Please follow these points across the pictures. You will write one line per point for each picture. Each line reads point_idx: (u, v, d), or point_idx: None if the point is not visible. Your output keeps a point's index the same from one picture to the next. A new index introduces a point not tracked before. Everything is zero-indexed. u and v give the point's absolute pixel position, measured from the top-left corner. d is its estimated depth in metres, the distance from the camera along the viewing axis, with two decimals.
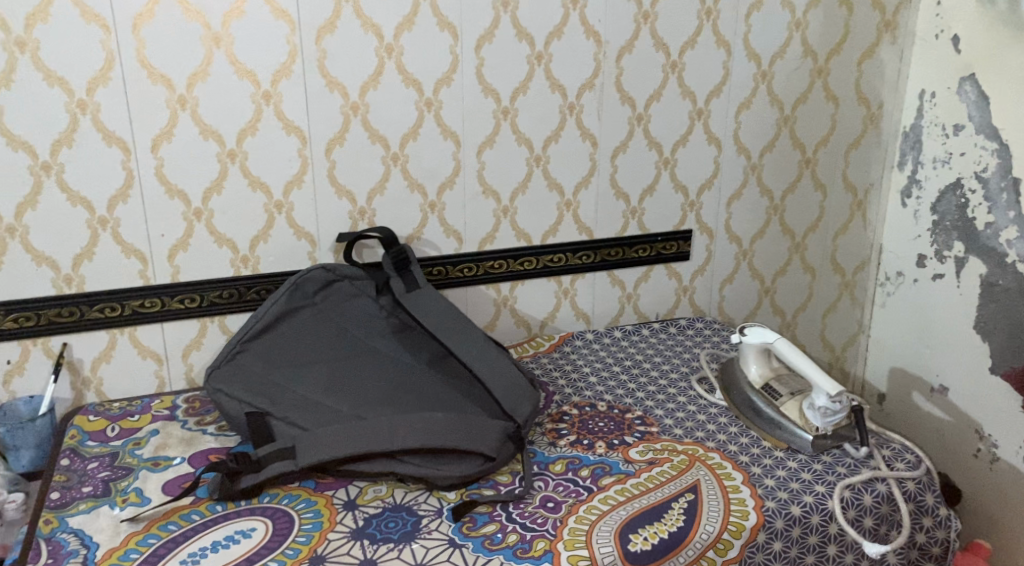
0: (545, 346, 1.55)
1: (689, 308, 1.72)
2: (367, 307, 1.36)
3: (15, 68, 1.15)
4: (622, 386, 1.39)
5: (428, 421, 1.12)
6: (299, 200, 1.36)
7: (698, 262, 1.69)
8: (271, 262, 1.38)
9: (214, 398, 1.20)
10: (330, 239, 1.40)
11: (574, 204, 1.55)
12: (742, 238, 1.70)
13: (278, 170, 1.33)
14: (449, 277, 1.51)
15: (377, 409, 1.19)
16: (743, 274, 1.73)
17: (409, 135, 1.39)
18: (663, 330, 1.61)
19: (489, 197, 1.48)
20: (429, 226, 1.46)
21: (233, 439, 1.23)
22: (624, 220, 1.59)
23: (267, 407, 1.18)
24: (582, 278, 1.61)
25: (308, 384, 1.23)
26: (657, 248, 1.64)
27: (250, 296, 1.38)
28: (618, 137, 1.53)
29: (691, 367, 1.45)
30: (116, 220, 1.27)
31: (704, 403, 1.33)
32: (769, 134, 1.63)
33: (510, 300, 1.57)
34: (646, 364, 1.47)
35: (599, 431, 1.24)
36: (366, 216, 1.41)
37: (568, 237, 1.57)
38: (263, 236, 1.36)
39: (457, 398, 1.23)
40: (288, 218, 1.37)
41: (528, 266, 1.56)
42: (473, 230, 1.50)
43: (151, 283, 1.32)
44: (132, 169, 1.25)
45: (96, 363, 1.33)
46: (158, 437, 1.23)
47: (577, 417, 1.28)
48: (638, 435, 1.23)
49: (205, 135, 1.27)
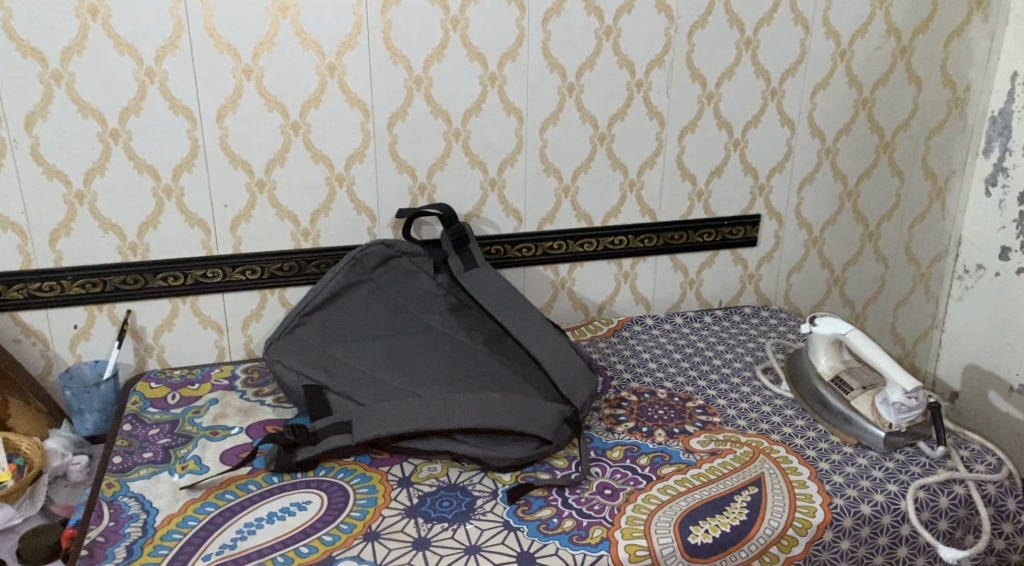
0: (604, 330, 1.51)
1: (754, 296, 1.66)
2: (425, 285, 1.34)
3: (87, 35, 1.16)
4: (683, 373, 1.35)
5: (484, 401, 1.10)
6: (360, 174, 1.35)
7: (765, 249, 1.63)
8: (331, 236, 1.38)
9: (272, 369, 1.20)
10: (389, 214, 1.39)
11: (638, 185, 1.50)
12: (812, 225, 1.63)
13: (340, 144, 1.32)
14: (508, 256, 1.48)
15: (433, 388, 1.17)
16: (812, 262, 1.67)
17: (472, 110, 1.37)
18: (726, 317, 1.56)
19: (550, 175, 1.45)
20: (489, 204, 1.44)
21: (290, 411, 1.23)
22: (689, 203, 1.54)
23: (324, 380, 1.18)
24: (643, 262, 1.56)
25: (365, 361, 1.22)
26: (723, 232, 1.58)
27: (309, 270, 1.38)
28: (687, 116, 1.47)
29: (756, 356, 1.40)
30: (181, 189, 1.28)
31: (769, 394, 1.28)
32: (846, 117, 1.56)
33: (568, 282, 1.54)
34: (708, 352, 1.42)
35: (660, 419, 1.20)
36: (426, 191, 1.40)
37: (630, 219, 1.52)
38: (323, 209, 1.36)
39: (513, 380, 1.21)
40: (348, 192, 1.36)
41: (588, 248, 1.52)
42: (534, 209, 1.47)
43: (213, 253, 1.33)
44: (198, 138, 1.26)
45: (159, 331, 1.34)
46: (217, 406, 1.24)
47: (636, 403, 1.25)
48: (699, 425, 1.19)
49: (270, 106, 1.27)
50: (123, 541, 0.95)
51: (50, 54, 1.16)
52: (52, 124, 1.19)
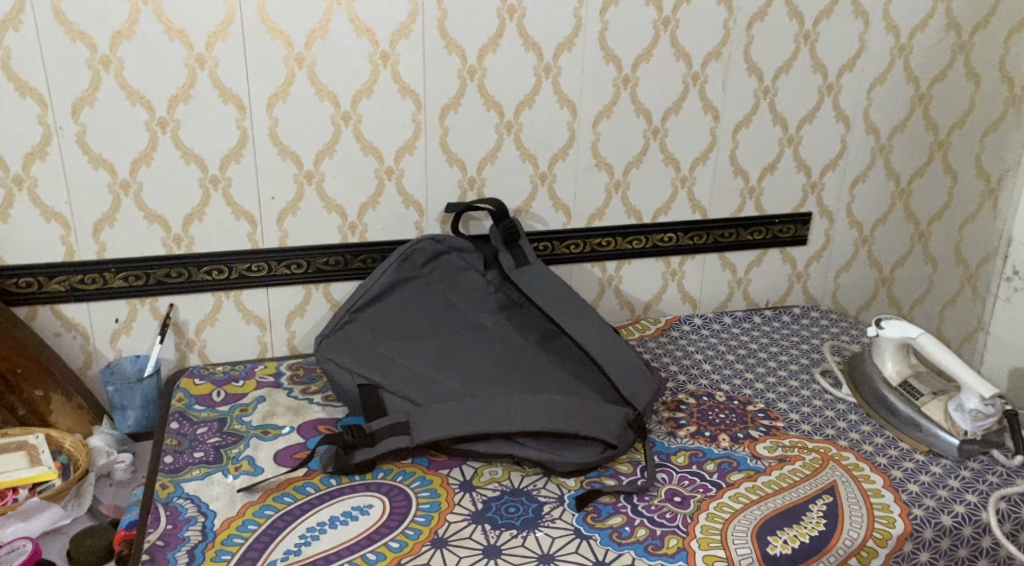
0: (652, 329, 1.48)
1: (801, 296, 1.63)
2: (476, 282, 1.31)
3: (137, 19, 1.12)
4: (739, 376, 1.32)
5: (547, 403, 1.07)
6: (409, 166, 1.31)
7: (815, 247, 1.59)
8: (379, 230, 1.34)
9: (324, 367, 1.17)
10: (438, 209, 1.36)
11: (690, 180, 1.47)
12: (863, 224, 1.60)
13: (390, 136, 1.29)
14: (556, 253, 1.45)
15: (490, 388, 1.14)
16: (860, 261, 1.63)
17: (525, 102, 1.33)
18: (775, 318, 1.53)
19: (602, 170, 1.42)
20: (539, 199, 1.40)
21: (340, 410, 1.20)
22: (741, 200, 1.51)
23: (378, 378, 1.14)
24: (691, 260, 1.53)
25: (418, 360, 1.19)
26: (773, 231, 1.55)
27: (355, 264, 1.35)
28: (742, 111, 1.44)
29: (812, 359, 1.37)
30: (228, 180, 1.24)
31: (830, 399, 1.25)
32: (902, 113, 1.52)
33: (615, 280, 1.50)
34: (762, 354, 1.39)
35: (722, 423, 1.17)
36: (475, 185, 1.36)
37: (681, 216, 1.49)
38: (371, 203, 1.32)
39: (571, 380, 1.18)
40: (397, 185, 1.32)
41: (636, 246, 1.49)
42: (584, 205, 1.43)
43: (259, 247, 1.29)
44: (247, 127, 1.22)
45: (201, 326, 1.31)
46: (265, 405, 1.20)
47: (695, 406, 1.21)
48: (763, 430, 1.16)
49: (321, 95, 1.23)
50: (184, 546, 0.91)
51: (99, 39, 1.12)
52: (98, 112, 1.15)
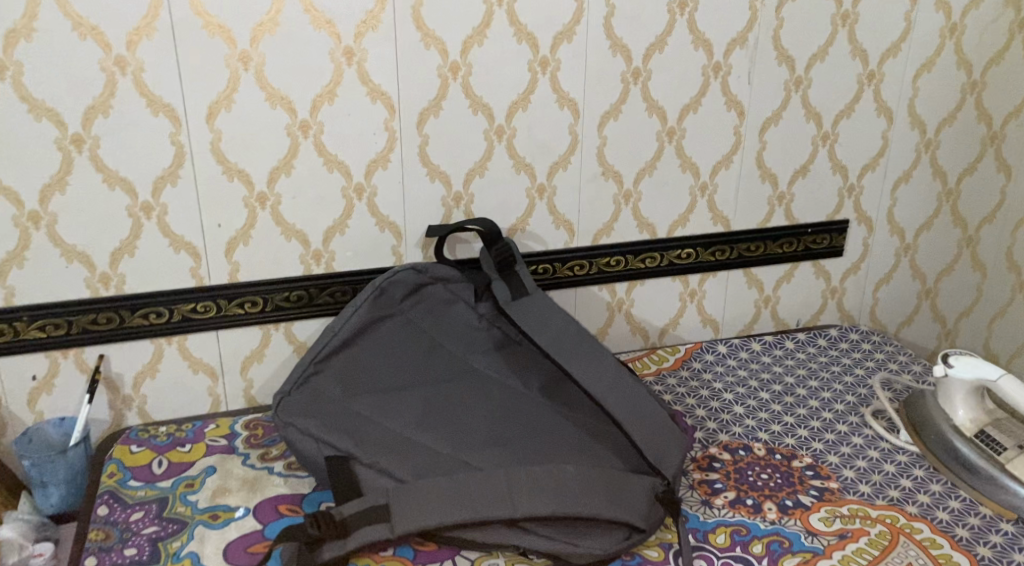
0: (670, 362, 1.29)
1: (836, 313, 1.47)
2: (466, 317, 1.11)
3: (38, 14, 0.90)
4: (778, 421, 1.12)
5: (557, 477, 0.88)
6: (383, 183, 1.11)
7: (851, 259, 1.43)
8: (348, 258, 1.13)
9: (283, 434, 0.96)
10: (418, 232, 1.15)
11: (711, 187, 1.28)
12: (905, 231, 1.43)
13: (359, 148, 1.08)
14: (558, 276, 1.25)
15: (486, 455, 0.94)
16: (902, 272, 1.47)
17: (519, 103, 1.12)
18: (810, 342, 1.35)
19: (609, 179, 1.22)
20: (536, 214, 1.20)
21: (306, 482, 1.00)
22: (769, 207, 1.33)
23: (350, 447, 0.94)
24: (712, 278, 1.35)
25: (398, 420, 0.99)
26: (805, 242, 1.37)
27: (322, 300, 1.14)
28: (771, 107, 1.25)
29: (858, 396, 1.18)
30: (163, 207, 1.03)
31: (887, 447, 1.06)
32: (951, 104, 1.34)
33: (625, 304, 1.31)
34: (800, 391, 1.20)
35: (765, 487, 0.97)
36: (462, 202, 1.15)
37: (700, 228, 1.30)
38: (339, 227, 1.11)
39: (583, 439, 0.98)
40: (369, 205, 1.11)
41: (650, 264, 1.30)
42: (589, 221, 1.23)
43: (204, 284, 1.08)
44: (183, 143, 1.00)
45: (139, 379, 1.10)
46: (215, 478, 1.00)
47: (731, 464, 1.02)
48: (815, 494, 0.96)
49: (273, 102, 1.02)
50: None
51: None
52: None
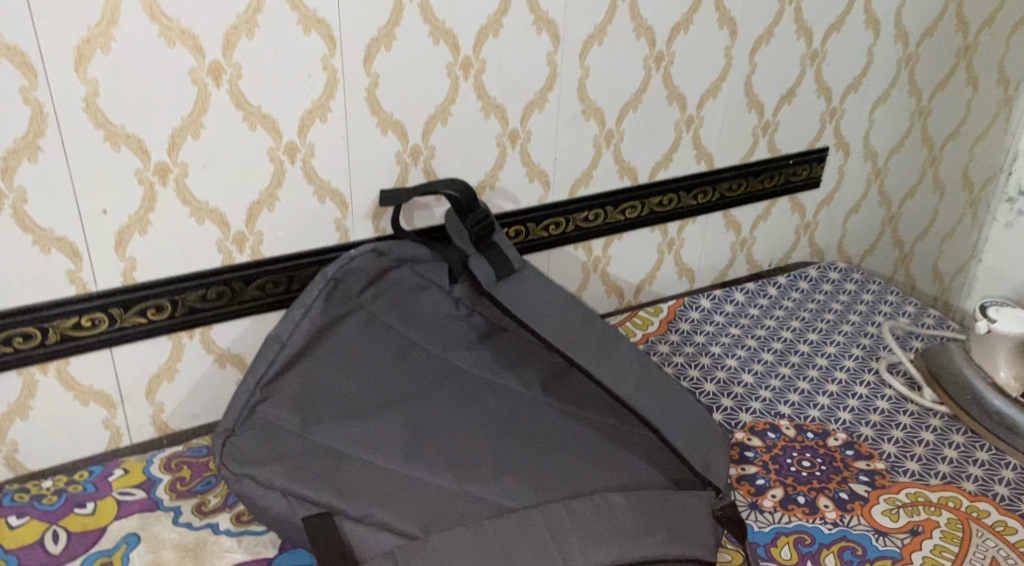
0: (656, 327, 1.13)
1: (808, 249, 1.37)
2: (442, 306, 0.90)
3: None
4: (793, 389, 1.01)
5: (609, 517, 0.71)
6: (321, 140, 0.85)
7: (826, 190, 1.32)
8: (281, 239, 0.88)
9: (236, 490, 0.74)
10: (367, 200, 0.91)
11: (697, 121, 1.10)
12: (878, 154, 1.35)
13: (288, 96, 0.81)
14: (531, 239, 1.05)
15: (503, 487, 0.76)
16: (871, 200, 1.40)
17: (489, 28, 0.88)
18: (793, 286, 1.24)
19: (590, 118, 1.01)
20: (508, 167, 0.98)
21: (267, 541, 0.77)
22: (753, 138, 1.17)
23: (330, 499, 0.73)
24: (692, 224, 1.19)
25: (382, 450, 0.78)
26: (786, 175, 1.24)
27: (249, 296, 0.88)
28: (763, 23, 1.08)
29: (865, 350, 1.09)
30: (20, 192, 0.73)
31: (916, 410, 0.97)
32: (934, 14, 1.24)
33: (602, 262, 1.13)
34: (804, 348, 1.09)
35: (812, 477, 0.86)
36: (421, 157, 0.92)
37: (684, 168, 1.13)
38: (267, 200, 0.85)
39: (612, 450, 0.81)
40: (305, 169, 0.86)
41: (630, 215, 1.12)
42: (566, 169, 1.03)
43: (89, 290, 0.80)
44: (43, 102, 0.70)
45: (5, 424, 0.81)
46: (141, 550, 0.75)
47: (765, 452, 0.89)
48: (867, 480, 0.86)
49: (169, 38, 0.73)
50: None
51: None
52: None
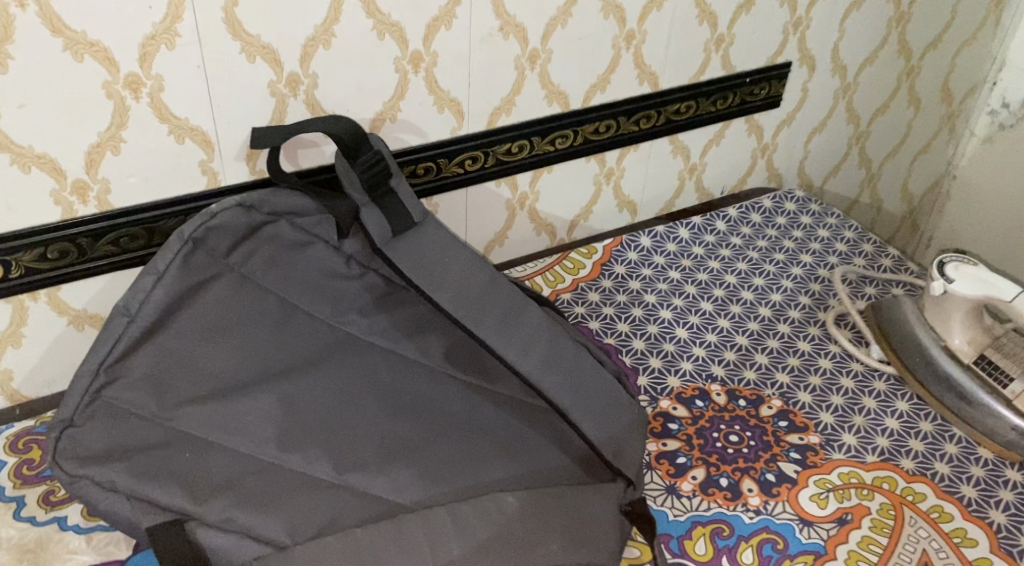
0: (587, 270, 1.03)
1: (765, 173, 1.25)
2: (329, 263, 0.79)
3: None
4: (729, 345, 0.92)
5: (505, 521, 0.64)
6: (169, 71, 0.70)
7: (788, 109, 1.18)
8: (134, 186, 0.74)
9: (75, 492, 0.64)
10: (238, 139, 0.77)
11: (639, 37, 0.95)
12: (848, 68, 1.20)
13: (118, 17, 0.65)
14: (443, 175, 0.92)
15: (388, 479, 0.68)
16: (837, 118, 1.26)
17: None
18: (743, 221, 1.13)
19: (509, 37, 0.86)
20: (410, 96, 0.84)
21: (121, 540, 0.68)
22: (705, 54, 1.02)
23: (182, 502, 0.63)
24: (633, 152, 1.07)
25: (251, 438, 0.69)
26: (742, 95, 1.10)
27: (102, 251, 0.76)
28: None
29: (813, 298, 1.00)
30: None
31: (860, 371, 0.89)
32: None
33: (530, 198, 1.02)
34: (747, 296, 1.00)
35: (739, 456, 0.78)
36: (301, 88, 0.77)
37: (624, 91, 0.99)
38: (110, 142, 0.71)
39: (518, 433, 0.74)
40: (153, 105, 0.71)
41: (561, 146, 0.99)
42: (482, 97, 0.89)
43: None
44: None
45: None
46: None
47: (691, 424, 0.81)
48: (797, 458, 0.78)
49: None
50: None
51: None
52: None
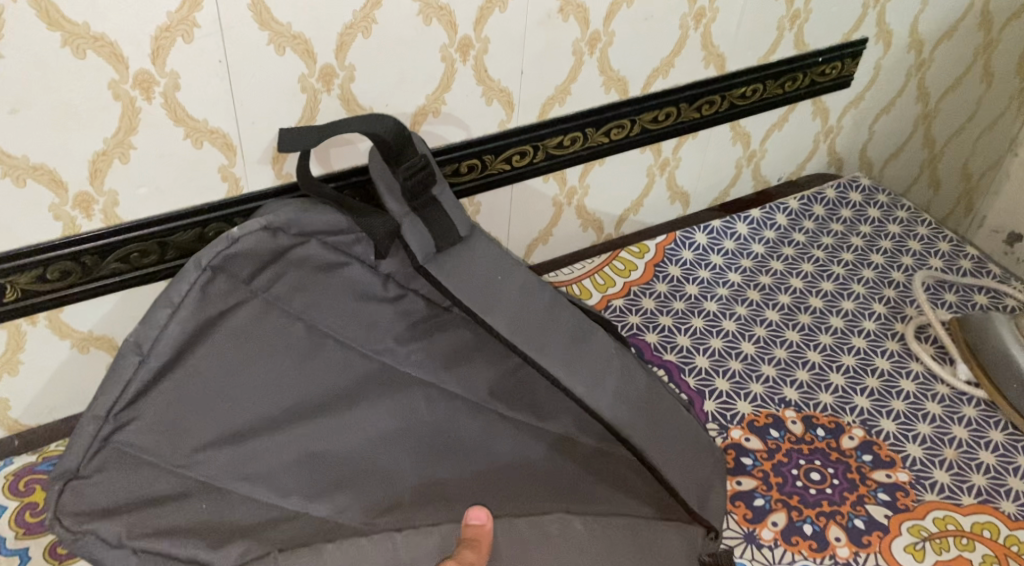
0: (640, 272, 0.94)
1: (825, 158, 1.15)
2: (366, 281, 0.69)
3: None
4: (801, 362, 0.84)
5: (565, 551, 0.60)
6: (186, 67, 0.59)
7: (857, 89, 1.08)
8: (145, 197, 0.64)
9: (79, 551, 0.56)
10: (264, 141, 0.67)
11: (710, 15, 0.85)
12: (924, 43, 1.09)
13: (128, 5, 0.55)
14: (487, 172, 0.82)
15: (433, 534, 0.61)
16: (907, 96, 1.15)
17: None
18: (805, 214, 1.04)
19: (570, 18, 0.75)
20: (457, 87, 0.73)
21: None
22: (778, 32, 0.92)
23: (197, 551, 0.57)
24: (691, 140, 0.97)
25: (280, 488, 0.64)
26: (812, 75, 1.00)
27: (109, 270, 0.66)
28: None
29: (889, 306, 0.91)
30: None
31: (948, 393, 0.81)
32: None
33: (579, 193, 0.92)
34: (816, 303, 0.91)
35: (822, 497, 0.71)
36: (336, 83, 0.67)
37: (688, 75, 0.89)
38: (118, 149, 0.61)
39: (569, 485, 0.68)
40: (168, 106, 0.61)
41: (616, 137, 0.89)
42: (536, 86, 0.78)
43: None
44: None
45: None
46: None
47: (766, 459, 0.74)
48: (887, 500, 0.71)
49: None
50: None
51: None
52: None
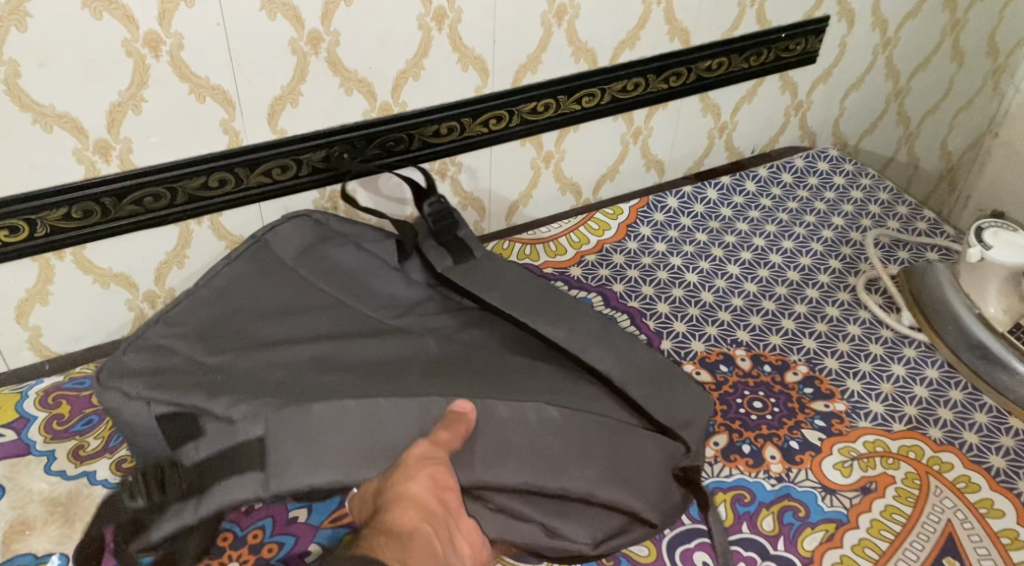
0: (613, 232, 1.01)
1: (798, 132, 1.21)
2: None
3: None
4: (755, 310, 0.91)
5: (535, 433, 0.64)
6: (190, 29, 0.69)
7: (824, 65, 1.14)
8: (156, 145, 0.73)
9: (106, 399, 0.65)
10: (259, 98, 0.76)
11: None
12: (888, 21, 1.15)
13: None
14: (465, 134, 0.90)
15: (416, 402, 0.65)
16: (876, 73, 1.21)
17: None
18: (774, 181, 1.11)
19: None
20: (434, 54, 0.82)
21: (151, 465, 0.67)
22: (739, 9, 0.99)
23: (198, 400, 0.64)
24: (661, 111, 1.04)
25: (287, 372, 0.68)
26: (776, 50, 1.07)
27: (125, 212, 0.75)
28: None
29: (844, 262, 0.97)
30: None
31: (891, 336, 0.88)
32: None
33: (555, 158, 1.00)
34: (775, 259, 0.98)
35: (762, 422, 0.78)
36: (323, 47, 0.75)
37: (654, 47, 0.96)
38: (132, 102, 0.70)
39: (561, 387, 0.70)
40: (174, 64, 0.70)
41: (587, 105, 0.96)
42: (508, 54, 0.86)
43: None
44: None
45: None
46: (7, 506, 0.68)
47: (714, 389, 0.81)
48: (822, 426, 0.78)
49: None
50: None
51: None
52: None
